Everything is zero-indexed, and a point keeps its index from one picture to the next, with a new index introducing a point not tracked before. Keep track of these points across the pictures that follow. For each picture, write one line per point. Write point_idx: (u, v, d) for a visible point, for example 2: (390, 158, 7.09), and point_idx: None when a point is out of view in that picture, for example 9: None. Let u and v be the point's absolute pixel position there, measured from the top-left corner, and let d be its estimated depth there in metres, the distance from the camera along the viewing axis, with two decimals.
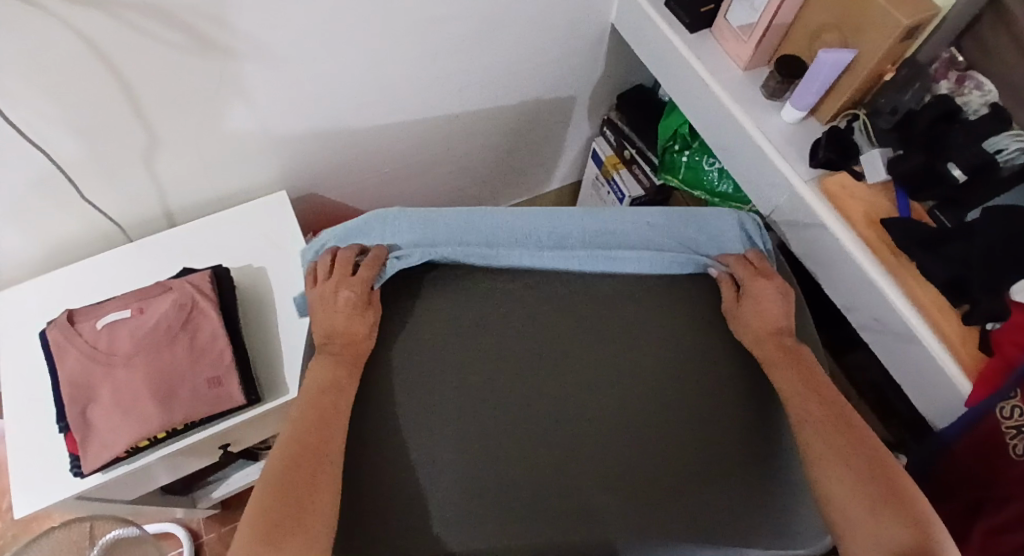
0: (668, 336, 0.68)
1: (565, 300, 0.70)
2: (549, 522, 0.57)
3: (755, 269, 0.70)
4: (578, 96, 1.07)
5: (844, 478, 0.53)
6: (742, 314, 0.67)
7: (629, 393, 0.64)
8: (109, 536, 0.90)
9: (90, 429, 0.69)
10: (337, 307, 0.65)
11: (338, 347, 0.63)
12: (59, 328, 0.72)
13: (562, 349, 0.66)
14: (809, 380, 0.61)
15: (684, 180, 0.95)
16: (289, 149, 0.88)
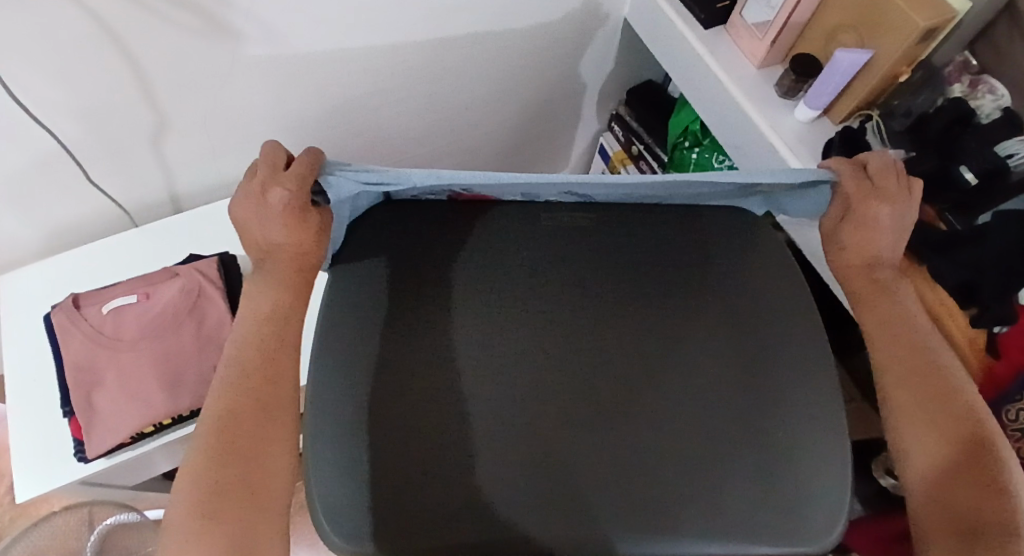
0: None
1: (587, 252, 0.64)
2: None
3: (872, 189, 0.58)
4: (588, 90, 1.06)
5: (922, 432, 0.49)
6: (843, 243, 0.59)
7: None
8: (108, 521, 0.89)
9: (94, 415, 0.68)
10: (271, 214, 0.55)
11: (282, 265, 0.56)
12: (64, 312, 0.71)
13: None
14: (900, 324, 0.55)
15: (693, 178, 0.94)
16: (298, 136, 0.87)
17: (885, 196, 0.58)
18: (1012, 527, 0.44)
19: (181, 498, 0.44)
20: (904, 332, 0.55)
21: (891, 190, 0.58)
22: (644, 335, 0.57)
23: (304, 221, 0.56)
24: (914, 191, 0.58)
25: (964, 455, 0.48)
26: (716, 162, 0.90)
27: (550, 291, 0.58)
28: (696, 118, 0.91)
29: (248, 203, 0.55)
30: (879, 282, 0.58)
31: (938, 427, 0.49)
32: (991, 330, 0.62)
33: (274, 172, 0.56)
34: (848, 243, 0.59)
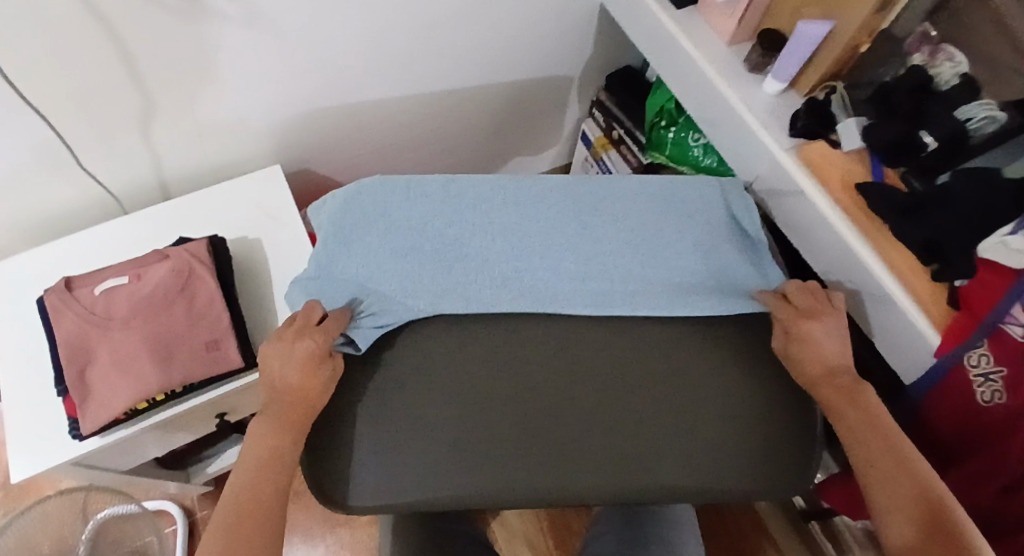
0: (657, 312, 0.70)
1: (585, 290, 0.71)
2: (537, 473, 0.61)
3: (804, 308, 0.64)
4: (568, 76, 1.09)
5: (905, 531, 0.52)
6: (795, 359, 0.63)
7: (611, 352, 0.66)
8: (102, 513, 0.91)
9: (87, 393, 0.70)
10: (292, 361, 0.59)
11: (285, 404, 0.58)
12: (56, 294, 0.73)
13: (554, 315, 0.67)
14: (870, 424, 0.58)
15: (671, 156, 0.97)
16: (283, 123, 0.89)
17: (820, 313, 0.64)
18: None
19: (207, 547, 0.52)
20: (865, 422, 0.58)
21: (818, 307, 0.64)
22: (598, 345, 0.66)
23: (319, 369, 0.60)
24: (836, 303, 0.64)
25: (936, 533, 0.51)
26: (692, 139, 0.93)
27: (513, 323, 0.66)
28: (672, 97, 0.93)
29: (277, 350, 0.60)
30: (841, 385, 0.60)
31: (907, 508, 0.53)
32: (952, 282, 0.64)
33: (308, 324, 0.61)
34: (797, 359, 0.63)
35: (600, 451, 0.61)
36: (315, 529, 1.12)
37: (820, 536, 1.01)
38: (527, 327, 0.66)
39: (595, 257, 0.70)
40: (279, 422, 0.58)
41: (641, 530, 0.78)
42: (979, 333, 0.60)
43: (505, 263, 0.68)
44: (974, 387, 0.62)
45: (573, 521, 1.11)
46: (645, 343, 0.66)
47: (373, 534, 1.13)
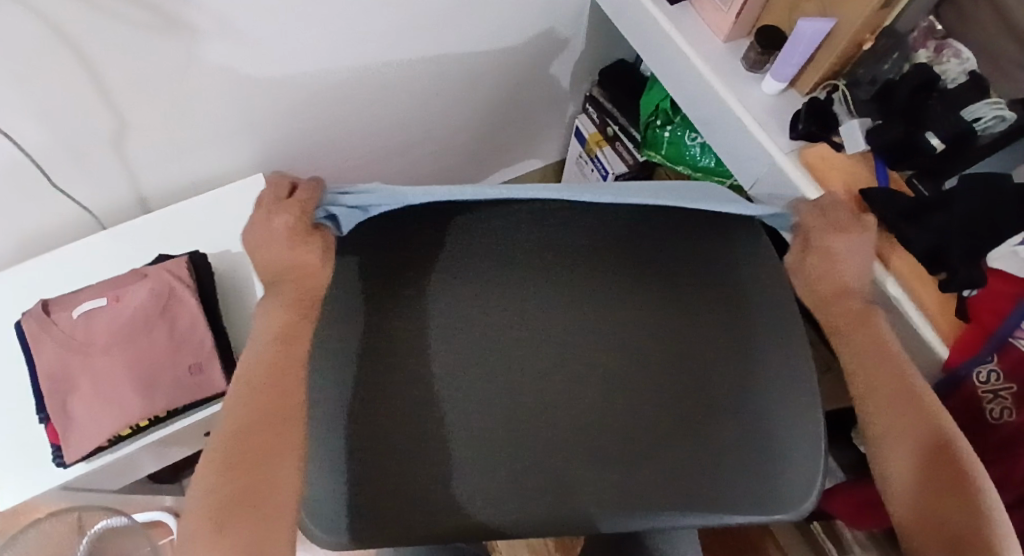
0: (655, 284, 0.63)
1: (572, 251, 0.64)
2: (538, 494, 0.52)
3: (837, 220, 0.60)
4: (561, 72, 1.06)
5: (903, 456, 0.51)
6: (807, 275, 0.61)
7: (616, 347, 0.60)
8: (97, 526, 0.89)
9: (69, 421, 0.68)
10: (277, 236, 0.57)
11: (291, 285, 0.57)
12: (34, 319, 0.70)
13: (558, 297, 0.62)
14: (876, 348, 0.57)
15: (667, 156, 0.93)
16: (264, 130, 0.86)
17: (846, 225, 0.60)
18: (1001, 537, 0.45)
19: (198, 508, 0.45)
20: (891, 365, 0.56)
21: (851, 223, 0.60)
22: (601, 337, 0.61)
23: (302, 228, 0.57)
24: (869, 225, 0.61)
25: (936, 463, 0.50)
26: (689, 139, 0.90)
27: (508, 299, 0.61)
28: (667, 95, 0.90)
29: (265, 221, 0.57)
30: (849, 308, 0.59)
31: (909, 439, 0.52)
32: (960, 293, 0.62)
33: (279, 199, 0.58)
34: (808, 269, 0.61)
35: (599, 464, 0.54)
36: None
37: (823, 536, 1.00)
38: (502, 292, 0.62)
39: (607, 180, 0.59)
40: (249, 394, 0.51)
41: None
42: (989, 346, 0.58)
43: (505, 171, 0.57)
44: (983, 404, 0.60)
45: None
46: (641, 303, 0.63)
47: None
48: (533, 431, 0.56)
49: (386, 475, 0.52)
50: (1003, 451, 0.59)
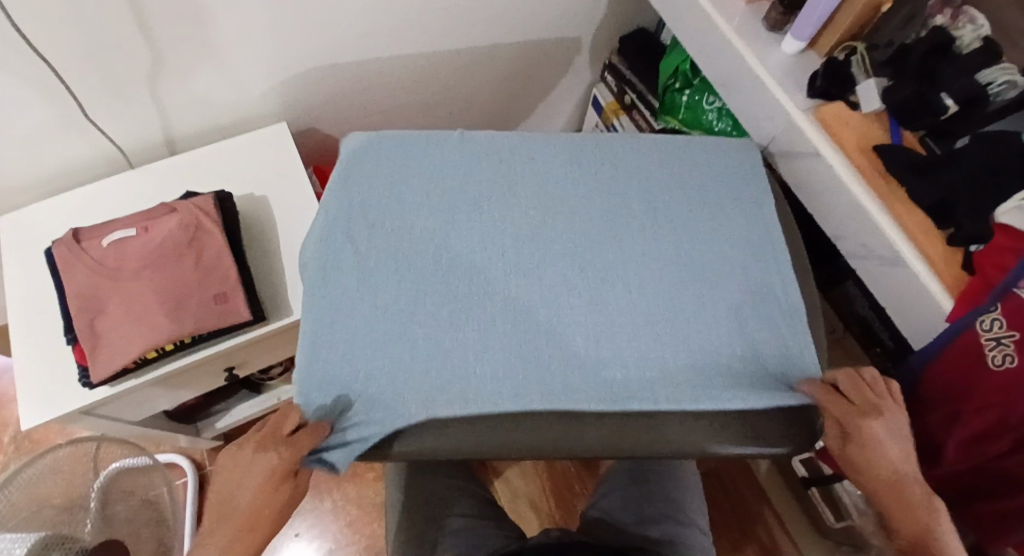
0: (668, 224, 0.69)
1: (595, 205, 0.70)
2: (538, 425, 0.58)
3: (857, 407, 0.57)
4: (582, 38, 1.07)
5: None
6: (851, 460, 0.56)
7: (630, 282, 0.65)
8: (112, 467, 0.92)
9: (98, 340, 0.70)
10: (249, 477, 0.53)
11: (230, 528, 0.52)
12: (66, 246, 0.73)
13: (578, 240, 0.67)
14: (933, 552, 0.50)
15: (684, 120, 0.94)
16: (291, 78, 0.88)
17: (874, 409, 0.57)
18: None
19: None
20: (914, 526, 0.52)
21: (879, 400, 0.57)
22: (610, 273, 0.66)
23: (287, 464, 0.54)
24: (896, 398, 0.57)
25: None
26: (706, 103, 0.91)
27: (530, 238, 0.67)
28: (687, 57, 0.91)
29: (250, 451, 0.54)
30: (885, 480, 0.54)
31: None
32: (967, 248, 0.63)
33: (275, 436, 0.55)
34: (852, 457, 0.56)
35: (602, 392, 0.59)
36: (322, 486, 1.13)
37: (819, 500, 1.01)
38: (524, 232, 0.67)
39: (618, 270, 0.66)
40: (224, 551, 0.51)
41: (644, 489, 0.78)
42: (993, 295, 0.58)
43: (513, 249, 0.66)
44: (985, 351, 0.60)
45: (576, 484, 1.12)
46: (654, 243, 0.68)
47: (379, 491, 1.15)
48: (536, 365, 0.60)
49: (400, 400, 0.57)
50: (998, 398, 0.60)
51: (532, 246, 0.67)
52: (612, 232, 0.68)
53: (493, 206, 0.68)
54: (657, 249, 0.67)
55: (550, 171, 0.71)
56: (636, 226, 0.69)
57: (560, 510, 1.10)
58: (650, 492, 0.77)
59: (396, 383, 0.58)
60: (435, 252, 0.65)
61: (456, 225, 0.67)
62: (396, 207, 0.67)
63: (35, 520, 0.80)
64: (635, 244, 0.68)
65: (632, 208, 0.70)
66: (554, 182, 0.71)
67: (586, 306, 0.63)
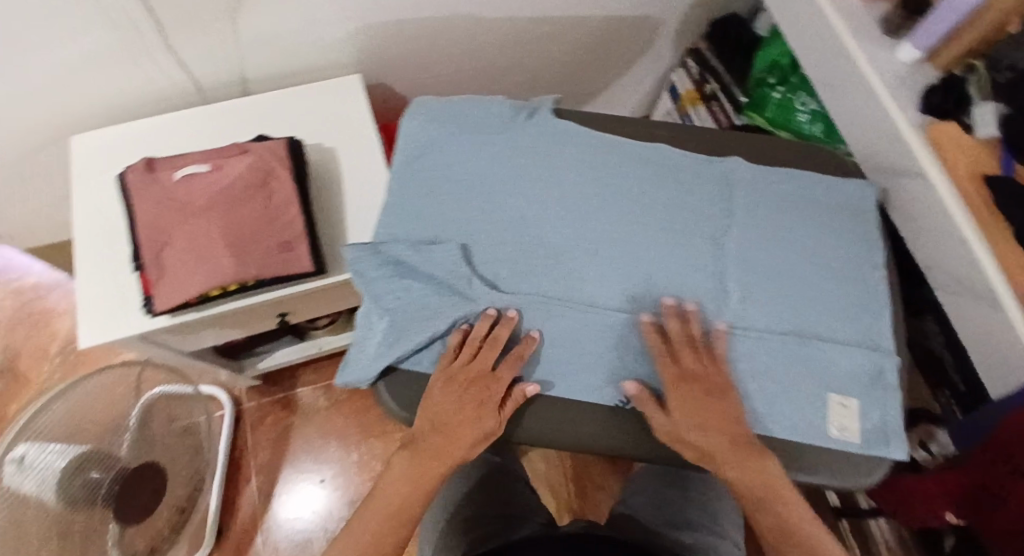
0: (773, 270, 0.59)
1: (685, 241, 0.60)
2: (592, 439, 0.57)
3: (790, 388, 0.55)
4: (672, 17, 1.02)
5: None
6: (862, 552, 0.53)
7: (717, 338, 0.56)
8: (154, 390, 0.97)
9: (163, 272, 0.71)
10: (458, 401, 0.56)
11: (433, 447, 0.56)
12: (140, 174, 0.73)
13: (658, 278, 0.59)
14: None
15: (771, 119, 0.88)
16: (371, 27, 0.85)
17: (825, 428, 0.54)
18: None
19: None
20: None
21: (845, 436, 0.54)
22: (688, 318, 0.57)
23: (469, 435, 0.56)
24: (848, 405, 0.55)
25: None
26: (799, 103, 0.85)
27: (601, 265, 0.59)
28: (789, 51, 0.86)
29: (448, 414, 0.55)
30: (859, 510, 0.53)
31: None
32: None
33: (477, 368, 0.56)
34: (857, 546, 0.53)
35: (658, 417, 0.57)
36: (352, 439, 1.20)
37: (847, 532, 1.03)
38: (598, 261, 0.59)
39: (699, 335, 0.57)
40: (421, 469, 0.55)
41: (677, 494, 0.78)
42: None
43: (586, 289, 0.59)
44: None
45: (597, 475, 1.13)
46: (757, 294, 0.58)
47: None
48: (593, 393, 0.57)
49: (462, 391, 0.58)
50: None
51: (607, 290, 0.59)
52: (700, 292, 0.58)
53: (571, 236, 0.60)
54: (748, 322, 0.57)
55: (646, 191, 0.62)
56: (728, 289, 0.58)
57: (576, 497, 1.11)
58: (681, 495, 0.77)
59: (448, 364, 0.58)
60: (501, 272, 0.60)
61: (531, 250, 0.60)
62: (469, 215, 0.62)
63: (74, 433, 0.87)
64: (722, 311, 0.58)
65: (734, 250, 0.60)
66: (648, 210, 0.61)
67: (659, 353, 0.57)
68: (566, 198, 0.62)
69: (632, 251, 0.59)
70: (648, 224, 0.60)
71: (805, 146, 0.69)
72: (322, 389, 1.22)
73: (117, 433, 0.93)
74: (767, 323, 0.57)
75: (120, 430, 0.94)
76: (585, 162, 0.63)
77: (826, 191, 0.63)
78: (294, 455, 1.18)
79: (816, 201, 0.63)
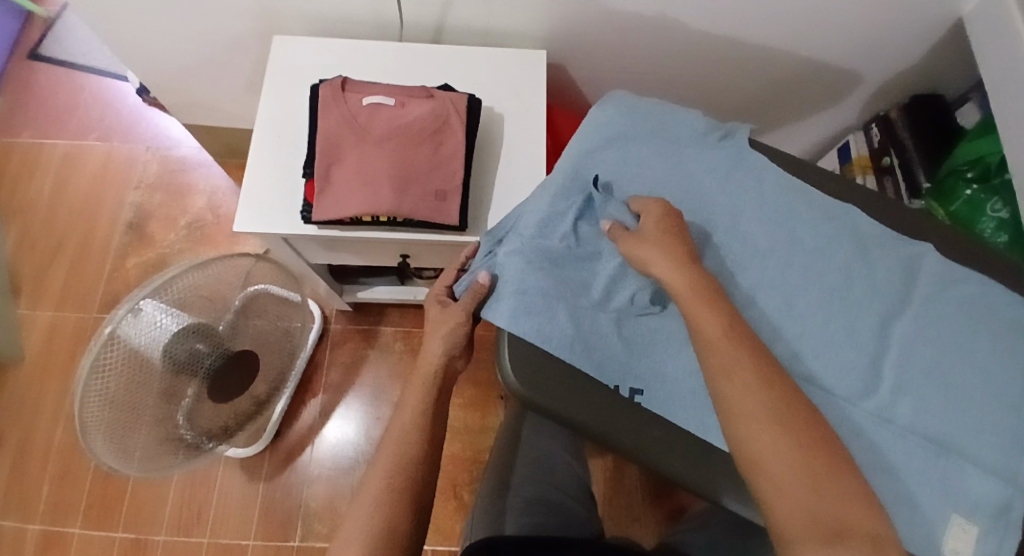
0: (927, 368, 0.56)
1: (844, 310, 0.59)
2: (685, 467, 0.57)
3: (907, 493, 0.53)
4: (868, 77, 0.99)
5: None
6: None
7: (849, 418, 0.56)
8: (256, 286, 1.00)
9: (327, 185, 0.75)
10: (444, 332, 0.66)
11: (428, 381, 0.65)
12: (332, 90, 0.78)
13: (805, 334, 0.58)
14: None
15: (953, 213, 0.85)
16: (574, 9, 0.87)
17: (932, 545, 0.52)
18: None
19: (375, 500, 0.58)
20: None
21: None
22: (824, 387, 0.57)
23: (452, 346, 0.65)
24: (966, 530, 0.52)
25: None
26: (990, 208, 0.82)
27: (749, 307, 0.60)
28: (1000, 153, 0.81)
29: (434, 319, 0.68)
30: None
31: None
32: None
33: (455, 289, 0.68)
34: None
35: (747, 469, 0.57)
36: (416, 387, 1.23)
37: None
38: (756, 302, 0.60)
39: (830, 411, 0.56)
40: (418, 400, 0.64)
41: None
42: None
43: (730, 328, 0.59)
44: None
45: None
46: (908, 388, 0.56)
47: (459, 416, 1.19)
48: (699, 424, 0.59)
49: (581, 385, 0.59)
50: None
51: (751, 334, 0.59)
52: (849, 368, 0.57)
53: (729, 272, 0.61)
54: (891, 415, 0.55)
55: (818, 250, 0.61)
56: (880, 375, 0.57)
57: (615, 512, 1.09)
58: None
59: (572, 344, 0.59)
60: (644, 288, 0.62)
61: None
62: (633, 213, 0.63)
63: (193, 301, 0.89)
64: (869, 397, 0.56)
65: (892, 337, 0.58)
66: (815, 269, 0.60)
67: None
68: (739, 235, 0.62)
69: (789, 302, 0.60)
70: (817, 287, 0.60)
71: (987, 252, 0.65)
72: (402, 333, 1.27)
73: (224, 312, 0.94)
74: (912, 419, 0.55)
75: (227, 310, 0.95)
76: (765, 203, 0.63)
77: (1008, 306, 0.58)
78: (360, 385, 1.23)
79: (999, 308, 0.58)
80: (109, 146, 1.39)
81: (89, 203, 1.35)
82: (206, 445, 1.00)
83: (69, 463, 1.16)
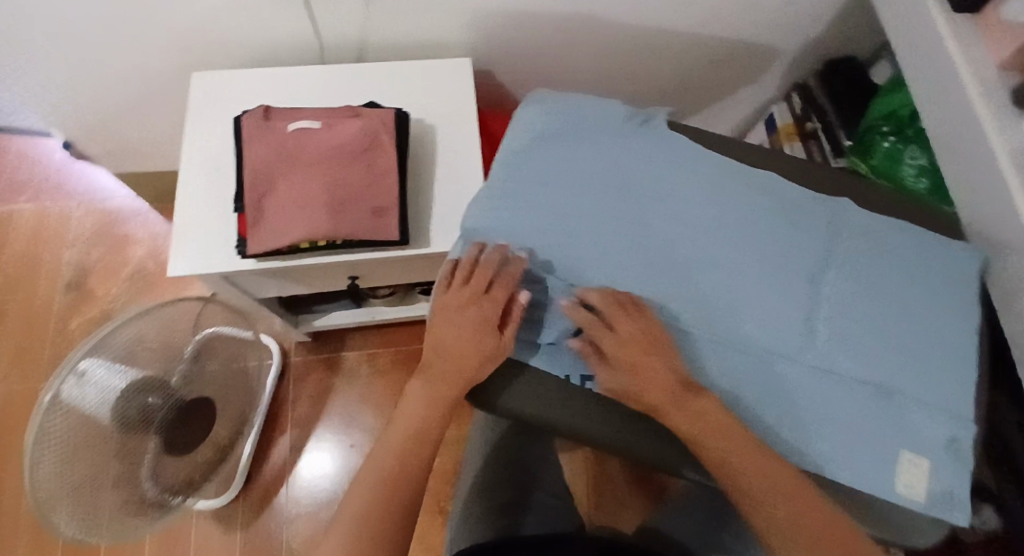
0: (864, 319, 0.58)
1: (781, 274, 0.60)
2: (645, 447, 0.57)
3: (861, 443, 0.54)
4: (783, 51, 1.02)
5: None
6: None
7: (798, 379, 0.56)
8: (208, 329, 0.97)
9: (260, 216, 0.73)
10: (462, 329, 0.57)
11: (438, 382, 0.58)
12: (256, 119, 0.77)
13: (747, 302, 0.59)
14: None
15: (875, 167, 0.88)
16: (493, 14, 0.88)
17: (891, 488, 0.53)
18: None
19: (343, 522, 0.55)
20: None
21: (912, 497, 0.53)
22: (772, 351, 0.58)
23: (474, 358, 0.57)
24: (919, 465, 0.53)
25: None
26: (908, 157, 0.85)
27: (689, 280, 0.60)
28: (910, 104, 0.84)
29: (447, 313, 0.58)
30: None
31: None
32: None
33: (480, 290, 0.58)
34: None
35: None
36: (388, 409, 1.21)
37: None
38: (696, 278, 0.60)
39: (781, 376, 0.56)
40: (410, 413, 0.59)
41: None
42: None
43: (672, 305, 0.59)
44: None
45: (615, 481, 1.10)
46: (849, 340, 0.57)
47: None
48: None
49: (536, 384, 0.58)
50: None
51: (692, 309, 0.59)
52: (790, 328, 0.58)
53: (666, 251, 0.61)
54: (838, 367, 0.56)
55: (748, 219, 0.62)
56: (816, 329, 0.58)
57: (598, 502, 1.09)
58: None
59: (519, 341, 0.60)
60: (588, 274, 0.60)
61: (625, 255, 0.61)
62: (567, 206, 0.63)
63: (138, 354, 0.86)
64: (808, 350, 0.57)
65: (827, 292, 0.59)
66: (749, 237, 0.62)
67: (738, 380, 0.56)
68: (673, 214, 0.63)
69: (728, 272, 0.60)
70: (753, 254, 0.61)
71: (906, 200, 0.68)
72: (367, 356, 1.25)
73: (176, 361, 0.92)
74: (854, 368, 0.56)
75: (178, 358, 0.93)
76: (695, 179, 0.64)
77: (925, 250, 0.62)
78: (330, 414, 1.21)
79: (918, 251, 0.61)
80: (39, 204, 1.34)
81: (23, 266, 1.29)
82: (172, 501, 0.94)
83: (32, 539, 1.11)
